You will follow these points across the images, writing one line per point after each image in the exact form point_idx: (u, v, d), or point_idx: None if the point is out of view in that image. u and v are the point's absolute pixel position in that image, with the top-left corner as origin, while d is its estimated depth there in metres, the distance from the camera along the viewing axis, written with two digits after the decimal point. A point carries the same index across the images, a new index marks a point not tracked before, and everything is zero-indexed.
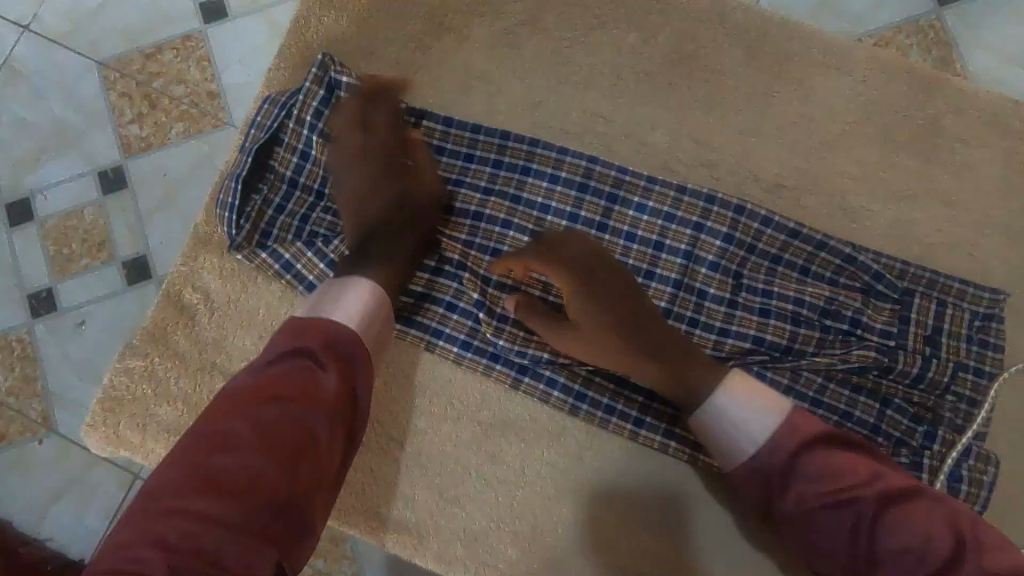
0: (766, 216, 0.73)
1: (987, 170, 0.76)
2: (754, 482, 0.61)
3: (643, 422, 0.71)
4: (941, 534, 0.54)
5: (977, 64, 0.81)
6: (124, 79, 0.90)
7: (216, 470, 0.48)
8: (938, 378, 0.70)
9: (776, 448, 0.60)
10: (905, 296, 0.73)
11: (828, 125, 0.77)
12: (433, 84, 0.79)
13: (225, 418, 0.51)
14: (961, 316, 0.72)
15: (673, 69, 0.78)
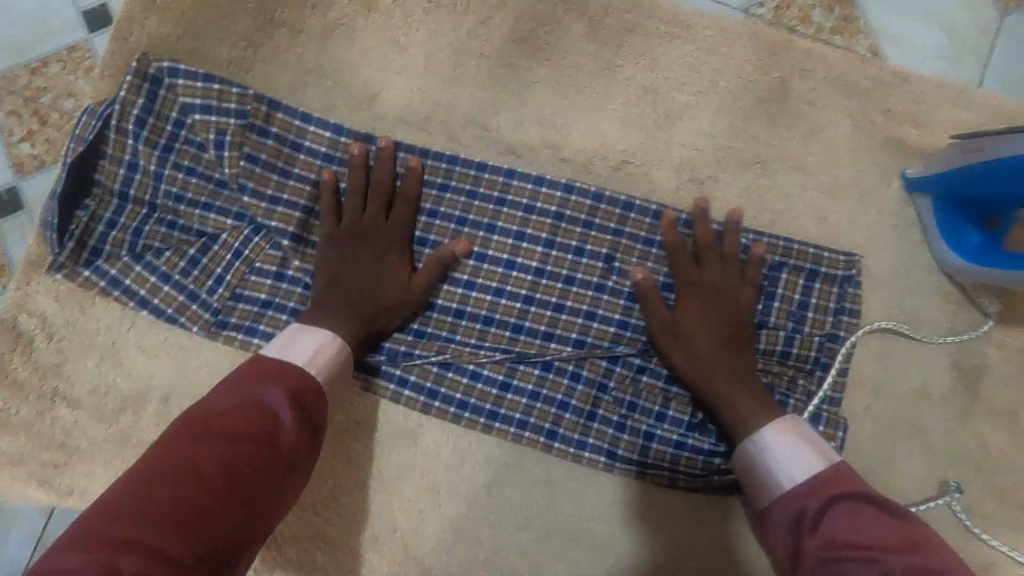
0: (598, 192, 0.73)
1: (835, 132, 0.74)
2: (783, 517, 0.57)
3: (497, 415, 0.71)
4: None
5: (880, 20, 0.77)
6: (9, 97, 0.81)
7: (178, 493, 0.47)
8: (806, 352, 0.69)
9: (813, 492, 0.56)
10: (773, 271, 0.71)
11: (673, 97, 0.75)
12: (267, 83, 0.76)
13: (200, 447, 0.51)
14: (829, 289, 0.71)
15: (513, 49, 0.76)
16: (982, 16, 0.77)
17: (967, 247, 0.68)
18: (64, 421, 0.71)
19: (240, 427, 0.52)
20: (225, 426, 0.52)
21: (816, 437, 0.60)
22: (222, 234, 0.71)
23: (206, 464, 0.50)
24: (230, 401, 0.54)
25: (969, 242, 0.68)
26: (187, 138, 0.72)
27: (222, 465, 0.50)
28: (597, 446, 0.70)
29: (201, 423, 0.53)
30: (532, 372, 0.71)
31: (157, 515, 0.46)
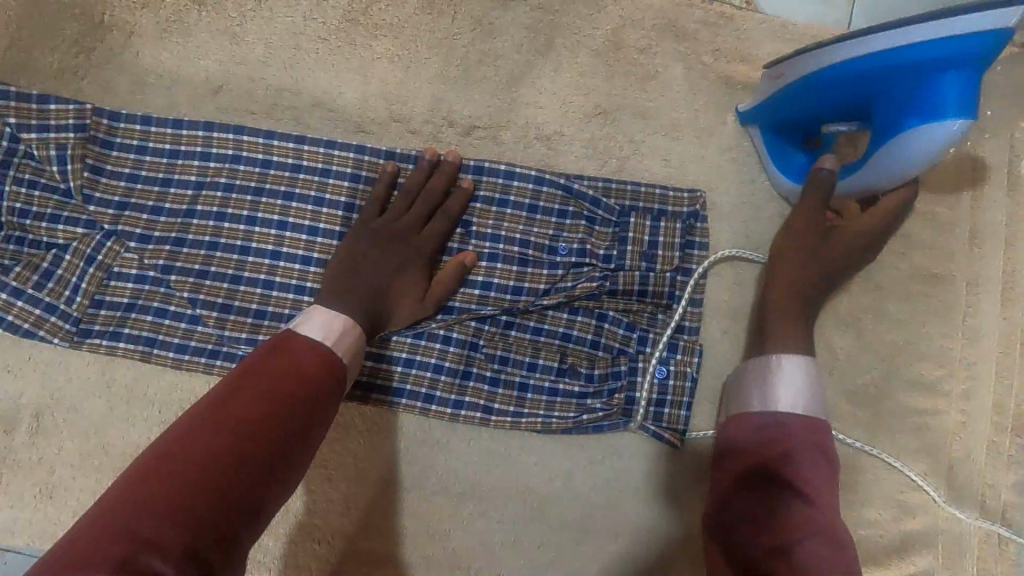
0: None
1: (669, 76, 0.78)
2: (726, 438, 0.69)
3: (374, 386, 0.72)
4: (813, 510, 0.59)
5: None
6: None
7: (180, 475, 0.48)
8: (660, 289, 0.73)
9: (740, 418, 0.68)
10: (623, 217, 0.75)
11: (512, 59, 0.77)
12: (104, 87, 0.75)
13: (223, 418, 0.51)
14: (674, 226, 0.74)
15: (351, 29, 0.77)
16: None
17: (782, 165, 0.74)
18: None
19: (285, 409, 0.53)
20: (236, 409, 0.52)
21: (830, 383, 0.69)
22: (72, 243, 0.71)
23: (227, 451, 0.50)
24: (254, 382, 0.54)
25: (785, 159, 0.74)
26: (25, 152, 0.70)
27: (251, 445, 0.51)
28: (473, 403, 0.73)
29: (221, 409, 0.52)
30: (404, 341, 0.73)
31: (149, 515, 0.46)
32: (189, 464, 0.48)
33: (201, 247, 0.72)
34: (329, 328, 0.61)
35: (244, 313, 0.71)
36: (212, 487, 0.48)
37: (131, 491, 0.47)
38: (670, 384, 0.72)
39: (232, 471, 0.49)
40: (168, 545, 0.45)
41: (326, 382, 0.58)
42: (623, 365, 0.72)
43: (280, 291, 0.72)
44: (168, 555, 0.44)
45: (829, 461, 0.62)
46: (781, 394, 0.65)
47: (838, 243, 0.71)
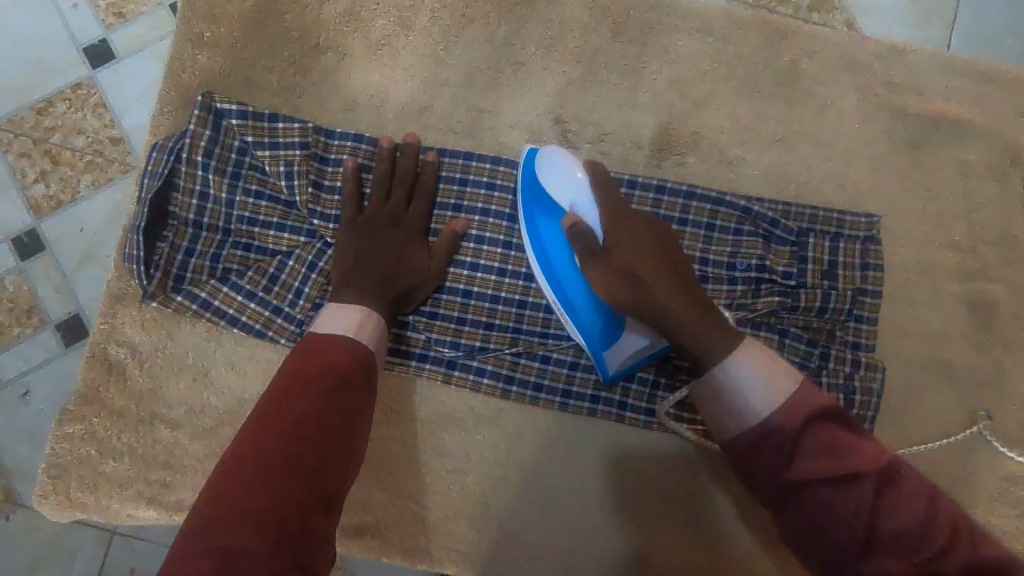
0: (633, 180, 0.79)
1: (845, 105, 0.82)
2: (811, 461, 0.57)
3: (570, 392, 0.77)
4: (904, 504, 0.54)
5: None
6: (18, 139, 0.95)
7: (255, 469, 0.52)
8: (841, 306, 0.77)
9: (790, 412, 0.58)
10: (801, 238, 0.79)
11: (697, 86, 0.82)
12: (319, 105, 0.80)
13: (286, 413, 0.55)
14: (855, 246, 0.78)
15: (546, 55, 0.81)
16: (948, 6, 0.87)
17: (609, 340, 0.71)
18: (166, 442, 0.75)
19: (317, 404, 0.57)
20: (283, 412, 0.56)
21: (744, 367, 0.61)
22: (295, 250, 0.76)
23: (282, 454, 0.53)
24: (283, 391, 0.57)
25: (612, 322, 0.70)
26: (253, 164, 0.76)
27: (298, 444, 0.54)
28: (664, 413, 0.76)
29: (261, 423, 0.55)
30: None
31: (227, 527, 0.49)
32: (255, 467, 0.52)
33: None
34: (348, 321, 0.66)
35: (448, 320, 0.77)
36: (274, 491, 0.51)
37: (206, 509, 0.50)
38: (856, 398, 0.76)
39: (295, 466, 0.53)
40: (253, 549, 0.48)
41: (351, 376, 0.61)
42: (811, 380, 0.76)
43: (477, 300, 0.77)
44: (255, 555, 0.48)
45: (847, 425, 0.58)
46: (751, 406, 0.60)
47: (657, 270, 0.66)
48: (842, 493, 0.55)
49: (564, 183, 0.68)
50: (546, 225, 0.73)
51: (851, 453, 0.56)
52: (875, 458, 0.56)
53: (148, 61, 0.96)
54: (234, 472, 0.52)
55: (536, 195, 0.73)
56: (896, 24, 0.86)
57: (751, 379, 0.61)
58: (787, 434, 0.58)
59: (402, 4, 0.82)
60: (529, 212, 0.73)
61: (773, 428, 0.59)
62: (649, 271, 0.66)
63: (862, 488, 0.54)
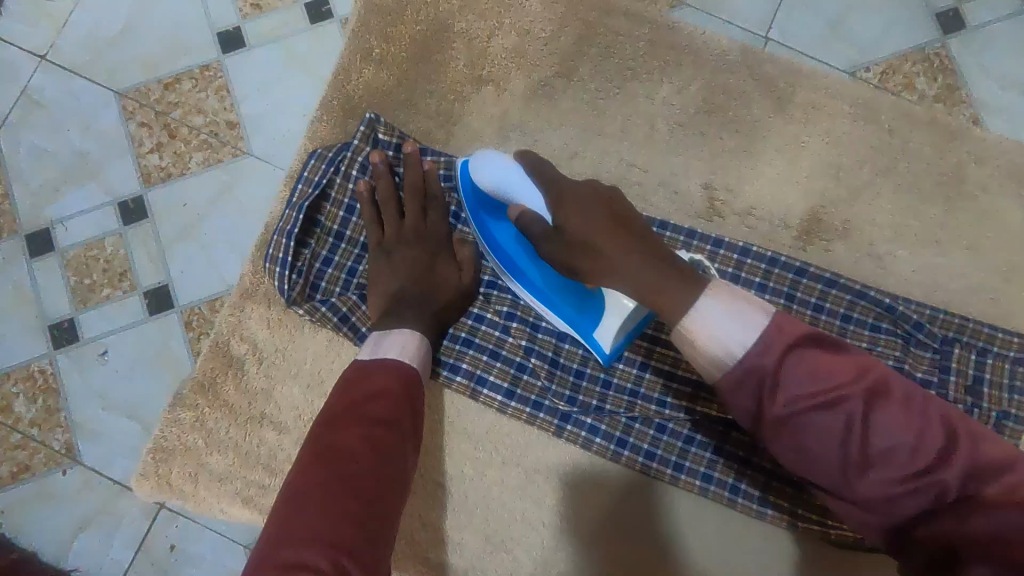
0: (773, 257, 0.76)
1: (1010, 217, 0.78)
2: (794, 388, 0.54)
3: (682, 467, 0.74)
4: (895, 419, 0.54)
5: (981, 89, 0.83)
6: (143, 109, 0.97)
7: (310, 495, 0.55)
8: (982, 425, 0.73)
9: (769, 347, 0.54)
10: (944, 345, 0.74)
11: (855, 173, 0.79)
12: (471, 135, 0.81)
13: (325, 444, 0.59)
14: (1004, 364, 0.74)
15: (705, 119, 0.81)
16: None
17: (589, 319, 0.70)
18: (270, 444, 0.75)
19: (369, 426, 0.59)
20: (335, 439, 0.59)
21: (707, 312, 0.55)
22: None
23: (333, 477, 0.56)
24: (338, 415, 0.61)
25: (585, 301, 0.69)
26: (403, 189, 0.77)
27: (354, 464, 0.57)
28: (779, 506, 0.73)
29: (317, 447, 0.59)
30: (715, 428, 0.74)
31: (290, 542, 0.52)
32: (308, 492, 0.55)
33: None
34: (387, 348, 0.66)
35: (567, 371, 0.75)
36: (333, 510, 0.54)
37: (274, 530, 0.54)
38: None
39: (342, 487, 0.55)
40: (313, 562, 0.50)
41: (397, 401, 0.63)
42: None
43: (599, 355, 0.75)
44: (317, 568, 0.50)
45: (827, 344, 0.56)
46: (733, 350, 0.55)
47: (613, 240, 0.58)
48: (829, 421, 0.54)
49: (492, 174, 0.66)
50: (494, 222, 0.72)
51: (835, 375, 0.54)
52: (860, 379, 0.54)
53: (275, 56, 0.96)
54: (292, 499, 0.55)
55: (477, 197, 0.71)
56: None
57: (724, 317, 0.55)
58: (767, 370, 0.54)
59: (567, 47, 0.82)
60: (480, 222, 0.73)
61: (755, 368, 0.54)
62: (599, 235, 0.58)
63: (849, 410, 0.54)
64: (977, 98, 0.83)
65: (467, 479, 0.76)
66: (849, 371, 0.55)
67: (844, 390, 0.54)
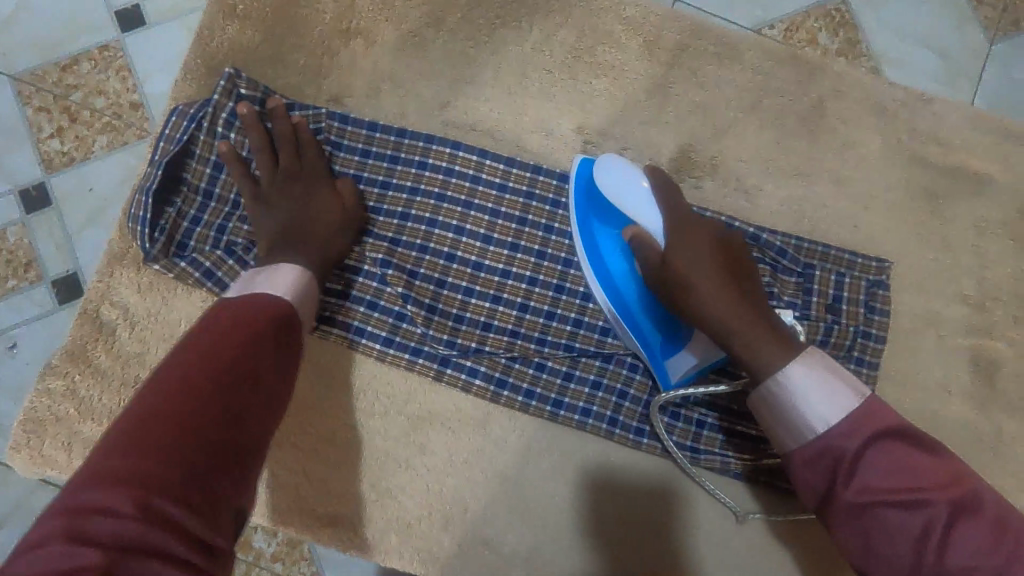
0: None
1: (869, 147, 0.81)
2: (869, 475, 0.54)
3: (561, 404, 0.75)
4: (978, 535, 0.50)
5: (877, 40, 0.87)
6: (40, 93, 0.91)
7: (140, 432, 0.45)
8: (841, 342, 0.76)
9: (853, 431, 0.55)
10: (806, 270, 0.78)
11: (721, 112, 0.81)
12: (342, 89, 0.80)
13: (170, 374, 0.49)
14: (859, 283, 0.78)
15: (574, 65, 0.81)
16: (973, 42, 0.87)
17: (670, 346, 0.71)
18: None
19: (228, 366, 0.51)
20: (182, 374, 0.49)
21: (800, 376, 0.59)
22: None
23: (173, 415, 0.46)
24: (191, 346, 0.52)
25: (673, 328, 0.71)
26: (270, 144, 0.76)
27: (196, 401, 0.48)
28: (654, 434, 0.75)
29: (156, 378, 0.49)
30: (593, 363, 0.76)
31: (85, 480, 0.43)
32: (140, 427, 0.45)
33: (412, 249, 0.77)
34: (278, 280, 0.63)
35: (446, 316, 0.76)
36: (142, 447, 0.44)
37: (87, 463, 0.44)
38: None
39: (182, 426, 0.46)
40: (105, 508, 0.41)
41: (247, 334, 0.54)
42: None
43: (477, 299, 0.76)
44: (113, 513, 0.41)
45: (919, 444, 0.55)
46: (813, 416, 0.57)
47: (719, 293, 0.65)
48: (898, 519, 0.53)
49: (620, 189, 0.69)
50: (602, 233, 0.74)
51: (919, 476, 0.53)
52: (945, 485, 0.53)
53: (177, 33, 0.92)
54: (120, 430, 0.45)
55: (590, 200, 0.73)
56: (927, 81, 0.87)
57: (815, 386, 0.58)
58: (845, 453, 0.55)
59: None
60: (586, 225, 0.74)
61: (831, 447, 0.56)
62: (705, 288, 0.65)
63: (932, 513, 0.52)
64: (877, 49, 0.87)
65: (351, 430, 0.76)
66: (933, 471, 0.54)
67: (927, 493, 0.52)
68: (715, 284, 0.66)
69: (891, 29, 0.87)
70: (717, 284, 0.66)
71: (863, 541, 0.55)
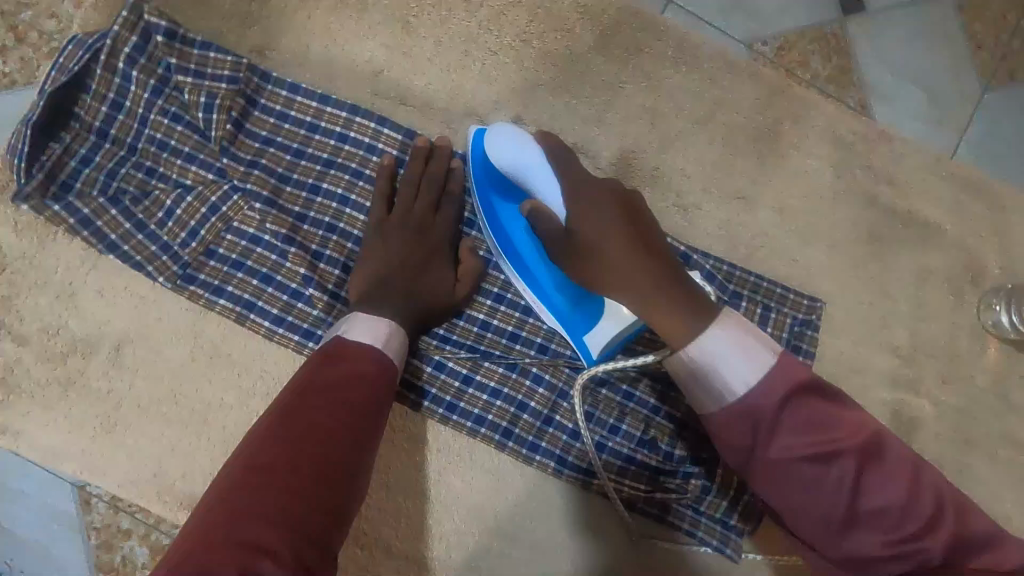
0: None
1: (818, 178, 0.77)
2: (788, 426, 0.49)
3: (455, 408, 0.71)
4: (892, 480, 0.47)
5: (871, 72, 0.80)
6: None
7: (286, 471, 0.50)
8: None
9: (771, 387, 0.48)
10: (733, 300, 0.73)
11: (670, 121, 0.77)
12: (268, 42, 0.74)
13: (304, 416, 0.54)
14: (785, 320, 0.74)
15: (523, 50, 0.76)
16: (966, 89, 0.81)
17: (584, 320, 0.66)
18: (8, 356, 0.68)
19: (344, 404, 0.56)
20: (318, 416, 0.54)
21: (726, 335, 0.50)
22: (198, 187, 0.69)
23: (313, 454, 0.52)
24: (312, 392, 0.56)
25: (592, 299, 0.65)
26: (177, 89, 0.70)
27: (264, 453, 0.51)
28: (549, 453, 0.71)
29: (286, 425, 0.53)
30: (496, 369, 0.71)
31: (261, 518, 0.47)
32: (281, 468, 0.50)
33: (319, 227, 0.70)
34: (376, 333, 0.62)
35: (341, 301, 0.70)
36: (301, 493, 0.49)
37: (219, 509, 0.48)
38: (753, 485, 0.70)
39: (320, 463, 0.51)
40: (276, 550, 0.45)
41: (385, 385, 0.60)
42: (704, 453, 0.71)
43: None
44: (277, 556, 0.45)
45: (822, 389, 0.50)
46: (730, 382, 0.49)
47: (624, 260, 0.56)
48: (809, 468, 0.48)
49: (513, 156, 0.63)
50: (501, 207, 0.69)
51: (834, 428, 0.48)
52: (856, 433, 0.49)
53: None
54: (276, 468, 0.50)
55: (486, 177, 0.69)
56: (913, 122, 0.80)
57: (732, 349, 0.50)
58: (766, 412, 0.49)
59: None
60: (487, 202, 0.69)
61: (751, 408, 0.49)
62: (614, 252, 0.56)
63: (844, 464, 0.47)
64: (869, 81, 0.80)
65: (225, 407, 0.70)
66: (849, 419, 0.49)
67: (841, 444, 0.48)
68: (622, 247, 0.56)
69: (884, 63, 0.81)
70: (625, 251, 0.56)
71: (775, 492, 0.50)
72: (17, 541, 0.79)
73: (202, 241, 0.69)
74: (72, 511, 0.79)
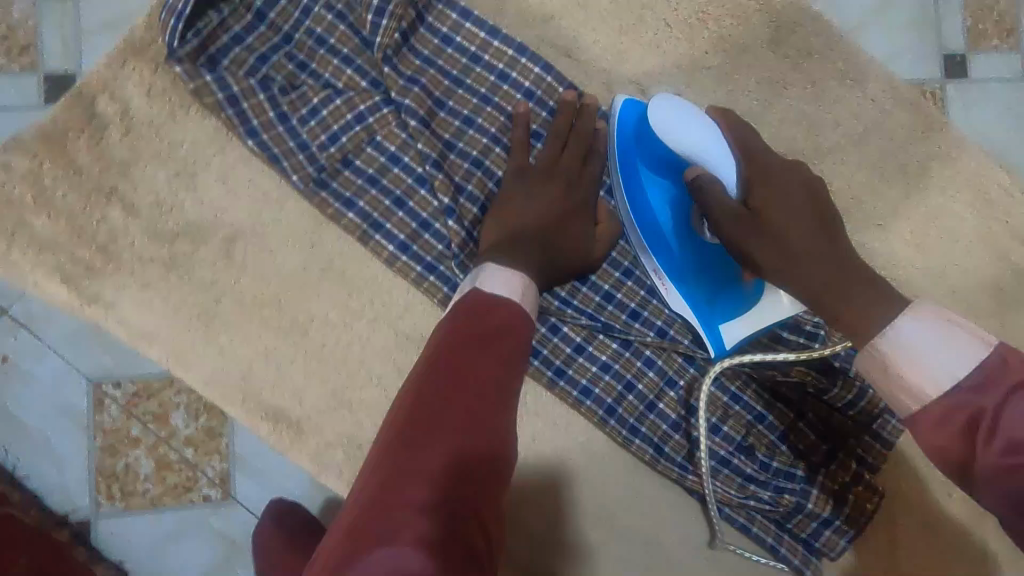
0: None
1: (957, 224, 0.76)
2: (1019, 421, 0.41)
3: (563, 374, 0.68)
4: None
5: (1008, 124, 0.80)
6: None
7: (438, 433, 0.46)
8: (870, 409, 0.68)
9: (988, 382, 0.42)
10: None
11: (825, 134, 0.75)
12: None
13: (447, 371, 0.49)
14: None
15: (697, 28, 0.74)
16: None
17: (722, 310, 0.65)
18: (113, 223, 0.64)
19: (487, 356, 0.50)
20: (462, 371, 0.49)
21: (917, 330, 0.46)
22: (350, 92, 0.65)
23: (462, 410, 0.48)
24: (454, 347, 0.51)
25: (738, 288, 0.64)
26: None
27: (416, 413, 0.48)
28: (647, 439, 0.68)
29: (429, 383, 0.49)
30: (610, 344, 0.69)
31: (422, 490, 0.44)
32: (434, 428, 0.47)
33: (465, 161, 0.67)
34: (509, 285, 0.57)
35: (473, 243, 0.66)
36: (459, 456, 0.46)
37: (376, 484, 0.45)
38: (845, 511, 0.68)
39: (471, 421, 0.47)
40: (445, 517, 0.43)
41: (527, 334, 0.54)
42: (800, 470, 0.69)
43: None
44: (447, 525, 0.43)
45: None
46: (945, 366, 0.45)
47: (809, 247, 0.54)
48: None
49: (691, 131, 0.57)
50: (651, 183, 0.66)
51: None
52: None
53: None
54: (429, 428, 0.47)
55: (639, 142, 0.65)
56: None
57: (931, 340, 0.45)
58: (986, 408, 0.42)
59: None
60: (634, 170, 0.66)
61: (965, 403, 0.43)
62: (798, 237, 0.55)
63: None
64: (998, 136, 0.79)
65: (328, 324, 0.66)
66: None
67: None
68: (808, 234, 0.55)
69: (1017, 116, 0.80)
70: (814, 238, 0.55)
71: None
72: (18, 430, 0.73)
73: (343, 147, 0.65)
74: (86, 410, 0.73)
